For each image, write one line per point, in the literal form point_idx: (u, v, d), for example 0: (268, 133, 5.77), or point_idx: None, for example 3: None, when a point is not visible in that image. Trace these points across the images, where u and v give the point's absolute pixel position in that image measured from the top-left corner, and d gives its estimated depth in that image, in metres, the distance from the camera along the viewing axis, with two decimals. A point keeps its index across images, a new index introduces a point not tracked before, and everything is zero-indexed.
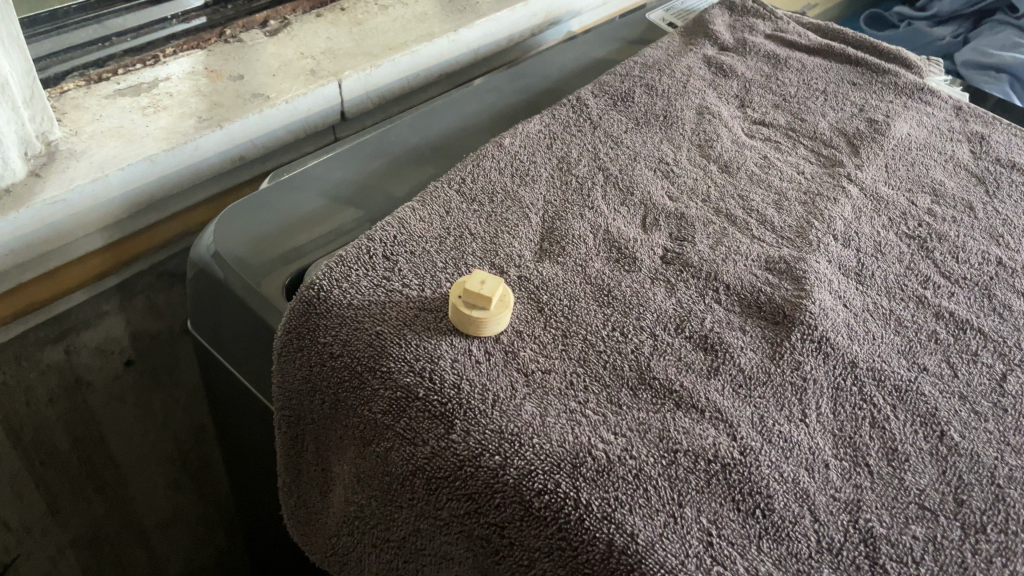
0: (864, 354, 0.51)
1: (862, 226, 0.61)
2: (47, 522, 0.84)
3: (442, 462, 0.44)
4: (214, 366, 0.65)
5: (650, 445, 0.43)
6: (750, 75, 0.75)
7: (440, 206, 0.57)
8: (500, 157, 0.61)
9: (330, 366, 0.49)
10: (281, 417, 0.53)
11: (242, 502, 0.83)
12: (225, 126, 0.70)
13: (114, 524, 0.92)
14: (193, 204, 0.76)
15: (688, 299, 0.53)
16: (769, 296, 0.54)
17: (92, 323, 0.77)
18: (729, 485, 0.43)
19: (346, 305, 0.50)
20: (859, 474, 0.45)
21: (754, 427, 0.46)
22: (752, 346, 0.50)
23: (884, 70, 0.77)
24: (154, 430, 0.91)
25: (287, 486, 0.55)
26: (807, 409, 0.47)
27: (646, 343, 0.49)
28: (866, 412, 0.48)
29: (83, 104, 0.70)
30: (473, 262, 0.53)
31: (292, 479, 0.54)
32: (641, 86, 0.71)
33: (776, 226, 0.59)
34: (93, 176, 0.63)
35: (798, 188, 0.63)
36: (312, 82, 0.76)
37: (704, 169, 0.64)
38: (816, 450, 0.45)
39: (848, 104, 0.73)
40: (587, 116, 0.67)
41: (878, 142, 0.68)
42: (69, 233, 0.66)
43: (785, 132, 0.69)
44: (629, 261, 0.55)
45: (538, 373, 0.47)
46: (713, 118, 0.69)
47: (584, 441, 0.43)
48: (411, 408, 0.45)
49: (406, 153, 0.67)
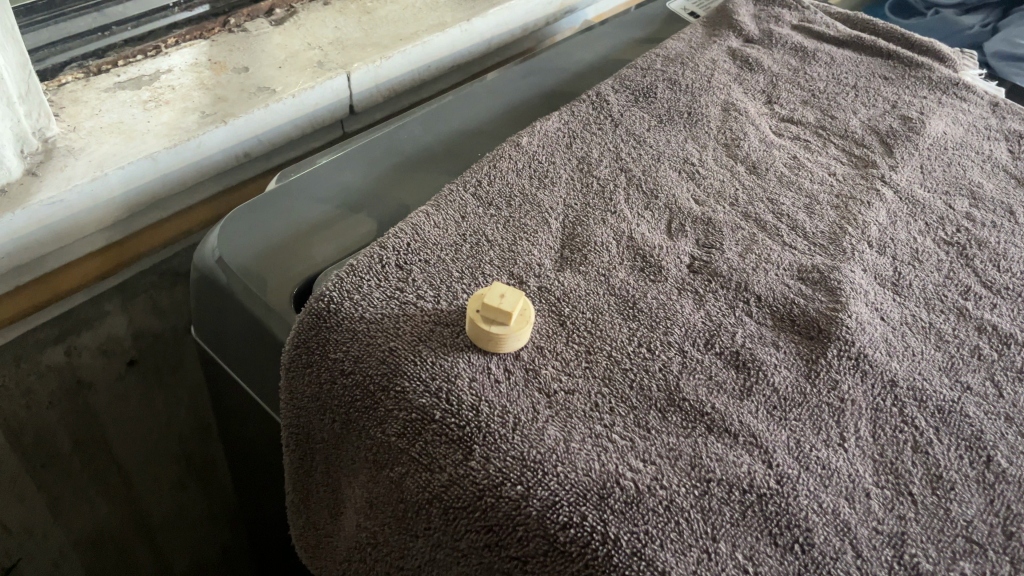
0: (904, 371, 0.49)
1: (898, 232, 0.58)
2: (49, 523, 0.81)
3: (461, 491, 0.41)
4: (220, 374, 0.62)
5: (681, 474, 0.41)
6: (777, 69, 0.72)
7: (455, 211, 0.54)
8: (518, 158, 0.59)
9: (340, 384, 0.47)
10: (290, 435, 0.50)
11: (249, 507, 0.80)
12: (229, 121, 0.67)
13: (118, 527, 0.89)
14: (196, 201, 0.73)
15: (717, 312, 0.50)
16: (803, 309, 0.51)
17: (93, 324, 0.74)
18: (766, 518, 0.40)
19: (358, 319, 0.47)
20: (902, 505, 0.42)
21: (791, 453, 0.43)
22: (786, 364, 0.48)
23: (918, 64, 0.74)
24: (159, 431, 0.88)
25: (296, 506, 0.52)
26: (845, 432, 0.45)
27: (675, 360, 0.47)
28: (908, 435, 0.45)
29: (81, 98, 0.67)
30: (491, 271, 0.50)
31: (302, 499, 0.52)
32: (663, 80, 0.68)
33: (808, 232, 0.57)
34: (94, 175, 0.61)
35: (831, 190, 0.60)
36: (320, 74, 0.73)
37: (731, 170, 0.61)
38: (856, 478, 0.43)
39: (880, 100, 0.70)
40: (607, 113, 0.64)
41: (913, 141, 0.65)
42: (68, 235, 0.63)
43: (815, 130, 0.66)
44: (655, 270, 0.52)
45: (561, 394, 0.44)
46: (739, 115, 0.66)
47: (612, 470, 0.41)
48: (427, 431, 0.43)
49: (419, 154, 0.64)
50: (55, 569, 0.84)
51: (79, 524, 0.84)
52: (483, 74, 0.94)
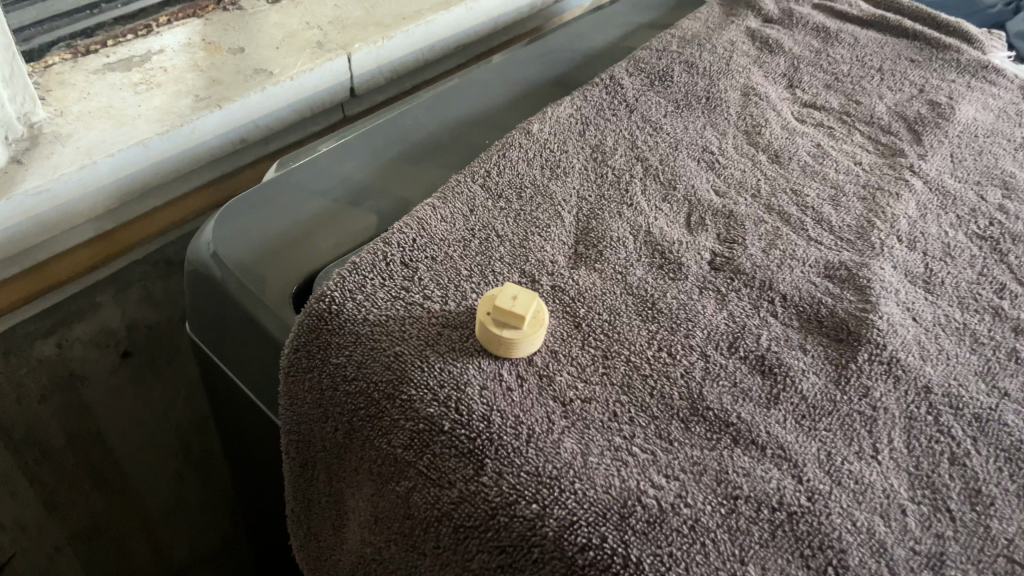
0: (938, 377, 0.46)
1: (928, 225, 0.55)
2: (44, 518, 0.78)
3: (472, 509, 0.38)
4: (216, 372, 0.59)
5: (707, 491, 0.38)
6: (799, 51, 0.69)
7: (463, 204, 0.51)
8: (528, 146, 0.55)
9: (343, 391, 0.44)
10: (290, 442, 0.48)
11: (249, 504, 0.76)
12: (225, 105, 0.64)
13: (115, 521, 0.85)
14: (191, 189, 0.70)
15: (741, 312, 0.47)
16: (831, 309, 0.48)
17: (84, 315, 0.72)
18: (797, 538, 0.37)
19: (361, 321, 0.44)
20: (940, 522, 0.40)
21: (822, 467, 0.41)
22: (815, 369, 0.45)
23: (945, 46, 0.71)
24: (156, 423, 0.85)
25: (297, 516, 0.50)
26: (878, 443, 0.42)
27: (697, 366, 0.44)
28: (944, 446, 0.43)
29: (68, 80, 0.64)
30: (502, 269, 0.47)
31: (303, 509, 0.50)
32: (680, 63, 0.65)
33: (834, 226, 0.54)
34: (82, 162, 0.57)
35: (857, 181, 0.57)
36: (320, 56, 0.69)
37: (753, 159, 0.58)
38: (891, 493, 0.40)
39: (906, 84, 0.66)
40: (622, 97, 0.61)
41: (942, 128, 0.62)
42: (56, 226, 0.60)
43: (839, 116, 0.63)
44: (674, 268, 0.49)
45: (578, 402, 0.42)
46: (760, 100, 0.63)
47: (633, 487, 0.38)
48: (435, 443, 0.40)
49: (425, 143, 0.61)
50: (51, 565, 0.81)
51: (74, 518, 0.80)
52: (488, 55, 0.91)
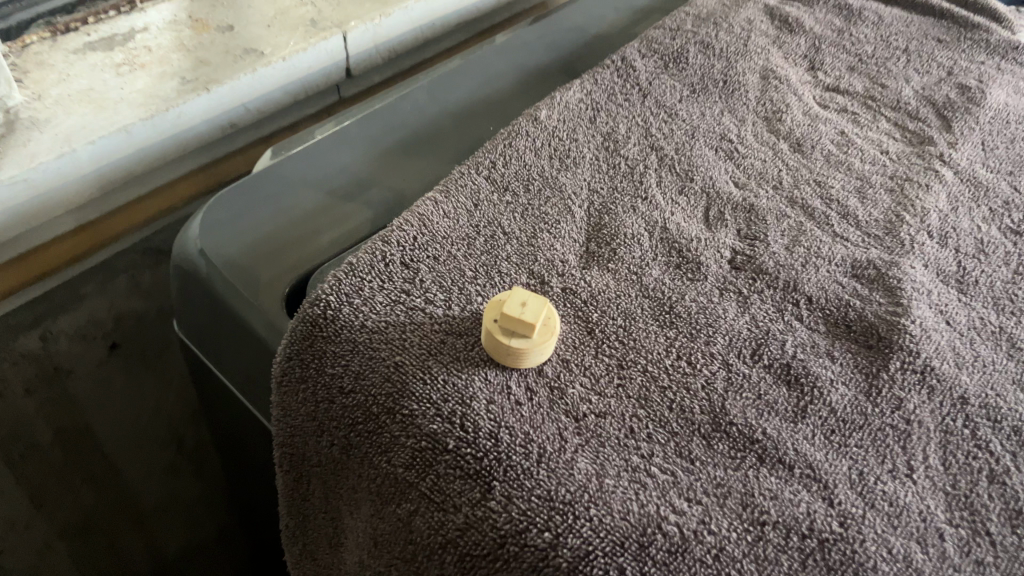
0: (975, 386, 0.43)
1: (960, 220, 0.52)
2: (31, 514, 0.74)
3: (478, 537, 0.36)
4: (205, 373, 0.56)
5: (732, 517, 0.36)
6: (821, 30, 0.65)
7: (467, 198, 0.48)
8: (536, 135, 0.52)
9: (340, 404, 0.41)
10: (283, 455, 0.45)
11: (240, 499, 0.73)
12: (213, 88, 0.60)
13: (104, 514, 0.81)
14: (179, 175, 0.67)
15: (764, 316, 0.44)
16: (859, 312, 0.45)
17: (69, 306, 0.69)
18: (829, 568, 0.35)
19: (359, 328, 0.41)
20: (980, 547, 0.37)
21: (853, 488, 0.38)
22: (844, 378, 0.42)
23: (975, 24, 0.67)
24: (146, 413, 0.81)
25: (292, 530, 0.48)
26: (913, 461, 0.39)
27: (719, 376, 0.41)
28: (982, 463, 0.40)
29: (46, 61, 0.60)
30: (508, 270, 0.44)
31: (298, 524, 0.47)
32: (696, 43, 0.61)
33: (861, 221, 0.50)
34: (60, 150, 0.54)
35: (884, 171, 0.54)
36: (313, 34, 0.66)
37: (773, 147, 0.55)
38: (927, 516, 0.38)
39: (934, 66, 0.63)
40: (634, 81, 0.58)
41: (973, 114, 0.59)
42: (35, 217, 0.57)
43: (863, 101, 0.59)
44: (692, 267, 0.46)
45: (592, 417, 0.39)
46: (780, 84, 0.59)
47: (652, 513, 0.35)
48: (439, 463, 0.37)
49: (424, 132, 0.58)
50: (40, 562, 0.77)
51: (63, 513, 0.77)
52: (491, 33, 0.87)
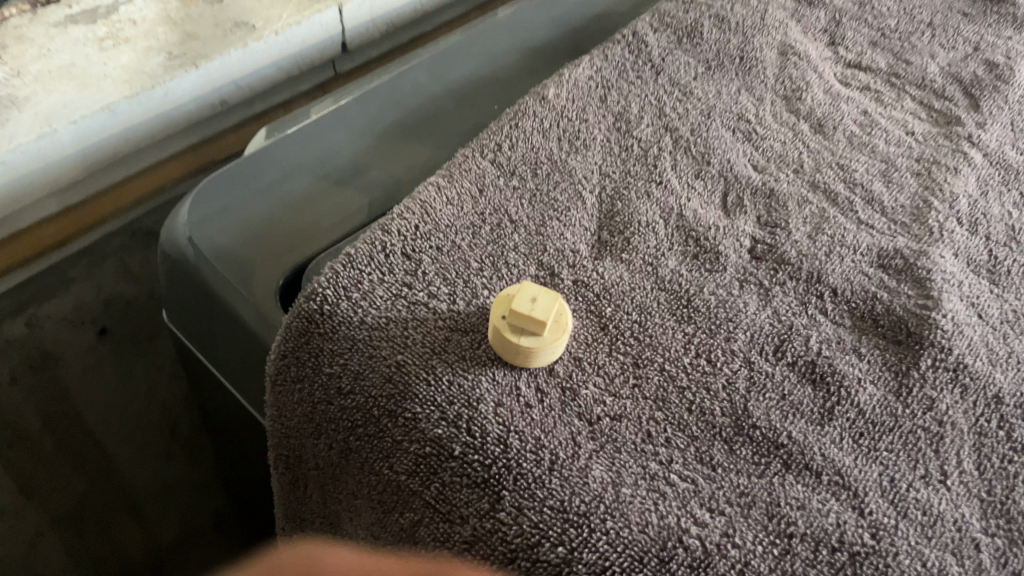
0: (1009, 385, 0.41)
1: (991, 205, 0.49)
2: (20, 501, 0.70)
3: (487, 552, 0.33)
4: (196, 365, 0.54)
5: (757, 529, 0.34)
6: (841, 2, 0.62)
7: (472, 183, 0.45)
8: (543, 115, 0.49)
9: (338, 406, 0.39)
10: (279, 457, 0.43)
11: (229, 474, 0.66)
12: (201, 65, 0.57)
13: (99, 497, 0.75)
14: (168, 156, 0.64)
15: (787, 311, 0.42)
16: (887, 305, 0.43)
17: (55, 291, 0.67)
18: None
19: (359, 324, 0.39)
20: (1018, 558, 0.35)
21: (884, 496, 0.36)
22: (872, 377, 0.40)
23: None
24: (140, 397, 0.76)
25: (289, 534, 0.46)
26: (946, 466, 0.37)
27: (741, 375, 0.39)
28: (1019, 467, 0.38)
29: (25, 34, 0.55)
30: (516, 261, 0.42)
31: (296, 527, 0.45)
32: (711, 17, 0.58)
33: (886, 207, 0.48)
34: (41, 131, 0.51)
35: (910, 154, 0.51)
36: (307, 7, 0.62)
37: (793, 128, 0.52)
38: (962, 525, 0.35)
39: (960, 41, 0.60)
40: (647, 57, 0.55)
41: (1002, 92, 0.56)
42: (16, 202, 0.55)
43: (887, 78, 0.57)
44: (711, 257, 0.44)
45: (607, 421, 0.37)
46: (800, 60, 0.56)
47: (673, 525, 0.33)
48: (444, 471, 0.35)
49: (422, 111, 0.55)
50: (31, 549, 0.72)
51: (60, 505, 0.72)
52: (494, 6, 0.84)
